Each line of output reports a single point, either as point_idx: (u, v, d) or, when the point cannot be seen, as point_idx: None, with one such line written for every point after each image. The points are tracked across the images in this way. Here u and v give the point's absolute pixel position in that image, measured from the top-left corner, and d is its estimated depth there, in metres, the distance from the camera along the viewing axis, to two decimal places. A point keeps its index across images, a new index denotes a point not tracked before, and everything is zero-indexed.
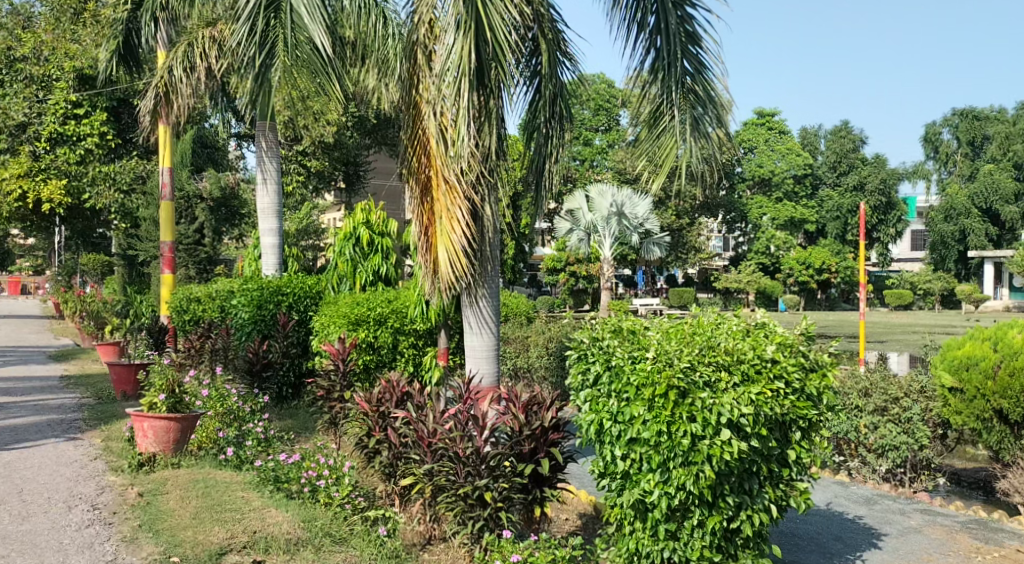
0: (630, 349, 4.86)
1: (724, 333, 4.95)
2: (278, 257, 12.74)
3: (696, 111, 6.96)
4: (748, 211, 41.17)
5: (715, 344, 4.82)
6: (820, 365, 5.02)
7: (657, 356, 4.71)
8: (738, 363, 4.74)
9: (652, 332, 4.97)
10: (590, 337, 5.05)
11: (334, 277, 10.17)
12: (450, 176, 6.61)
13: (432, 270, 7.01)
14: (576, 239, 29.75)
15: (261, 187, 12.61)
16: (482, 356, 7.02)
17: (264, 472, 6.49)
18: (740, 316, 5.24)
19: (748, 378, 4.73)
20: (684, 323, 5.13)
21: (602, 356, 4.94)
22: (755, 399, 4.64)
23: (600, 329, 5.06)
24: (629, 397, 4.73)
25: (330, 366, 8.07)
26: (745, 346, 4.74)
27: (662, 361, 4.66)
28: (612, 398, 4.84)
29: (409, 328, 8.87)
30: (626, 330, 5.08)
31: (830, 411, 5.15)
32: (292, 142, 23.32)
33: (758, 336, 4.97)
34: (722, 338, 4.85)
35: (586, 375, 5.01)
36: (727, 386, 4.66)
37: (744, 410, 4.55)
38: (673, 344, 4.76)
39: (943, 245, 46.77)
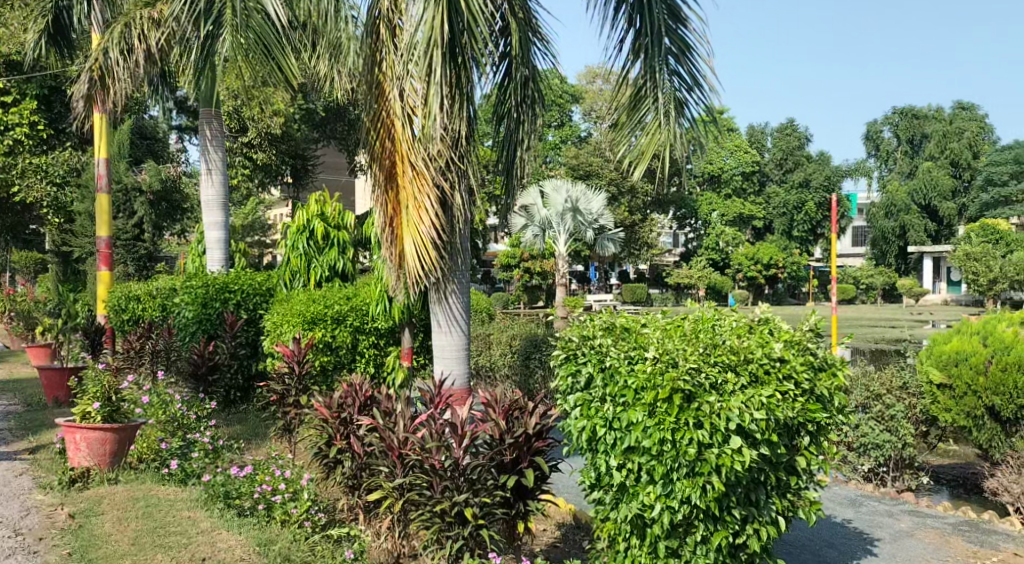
0: (625, 348, 4.41)
1: (726, 330, 4.51)
2: (224, 252, 12.03)
3: (680, 93, 6.51)
4: (698, 207, 41.14)
5: (720, 341, 4.38)
6: (829, 364, 4.60)
7: (658, 355, 4.26)
8: (746, 363, 4.30)
9: (649, 330, 4.53)
10: (580, 335, 4.61)
11: (285, 273, 9.55)
12: (419, 162, 6.17)
13: (397, 263, 6.50)
14: (530, 235, 29.23)
15: (206, 177, 11.91)
16: (451, 355, 6.57)
17: (211, 488, 5.88)
18: (741, 313, 4.80)
19: (757, 380, 4.29)
20: (682, 320, 4.69)
21: (595, 356, 4.49)
22: (768, 403, 4.20)
23: (591, 327, 4.63)
24: (625, 401, 4.29)
25: (284, 368, 7.48)
26: (753, 343, 4.31)
27: (664, 362, 4.22)
28: (606, 404, 4.39)
29: (370, 327, 8.30)
30: (620, 327, 4.64)
31: (840, 413, 4.73)
32: (237, 134, 22.37)
33: (764, 333, 4.54)
34: (727, 336, 4.41)
35: (576, 377, 4.55)
36: (734, 388, 4.21)
37: (757, 416, 4.12)
38: (674, 343, 4.33)
39: (885, 240, 47.50)
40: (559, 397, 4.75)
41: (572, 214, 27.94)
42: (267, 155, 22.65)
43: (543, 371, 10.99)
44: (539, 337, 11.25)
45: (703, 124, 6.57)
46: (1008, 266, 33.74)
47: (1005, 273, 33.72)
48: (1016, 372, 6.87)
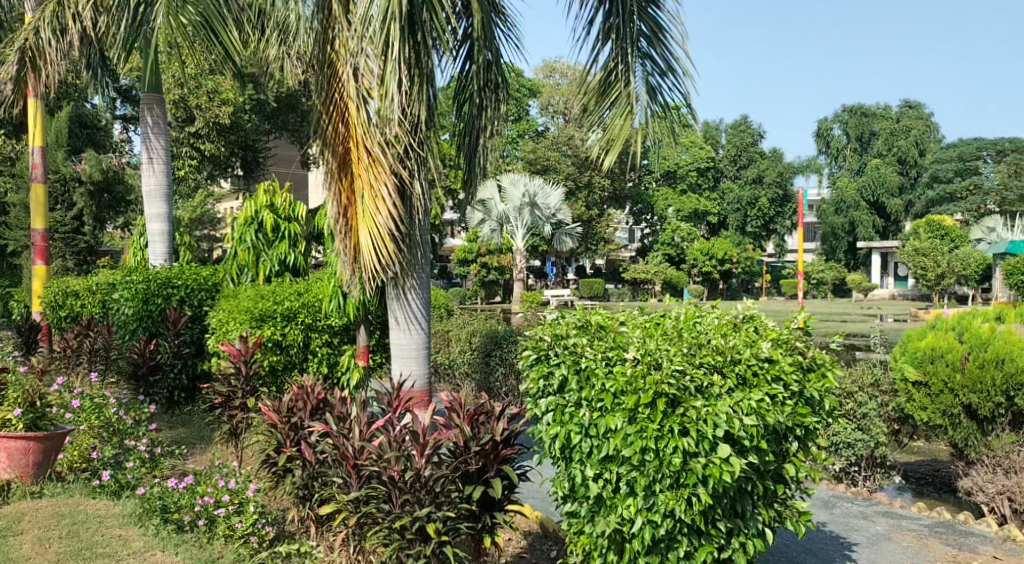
0: (602, 349, 4.10)
1: (712, 328, 4.19)
2: (167, 245, 11.47)
3: (653, 79, 6.19)
4: (654, 203, 41.02)
5: (705, 340, 4.05)
6: (819, 363, 4.27)
7: (638, 356, 3.95)
8: (734, 365, 3.98)
9: (627, 329, 4.20)
10: (552, 334, 4.27)
11: (233, 267, 9.07)
12: (374, 147, 5.77)
13: (351, 256, 6.09)
14: (488, 229, 28.65)
15: (147, 166, 11.33)
16: (410, 355, 6.19)
17: (147, 501, 5.41)
18: (725, 310, 4.49)
19: (745, 382, 3.97)
20: (663, 317, 4.37)
21: (570, 357, 4.15)
22: (759, 409, 3.88)
23: (564, 325, 4.28)
24: (602, 405, 3.96)
25: (229, 369, 7.07)
26: (740, 342, 3.99)
27: (646, 365, 3.90)
28: (581, 409, 4.06)
29: (323, 325, 7.83)
30: (596, 325, 4.29)
31: (829, 417, 4.40)
32: (184, 123, 21.66)
33: (749, 331, 4.23)
34: (712, 334, 4.08)
35: (548, 379, 4.20)
36: (720, 392, 3.88)
37: (747, 421, 3.79)
38: (655, 342, 4.00)
39: (834, 236, 48.32)
40: (529, 402, 4.38)
41: (529, 208, 27.79)
42: (216, 146, 21.96)
43: (503, 369, 10.62)
44: (498, 333, 10.84)
45: (676, 111, 6.25)
46: (953, 261, 34.42)
47: (952, 269, 34.39)
48: (994, 369, 6.64)
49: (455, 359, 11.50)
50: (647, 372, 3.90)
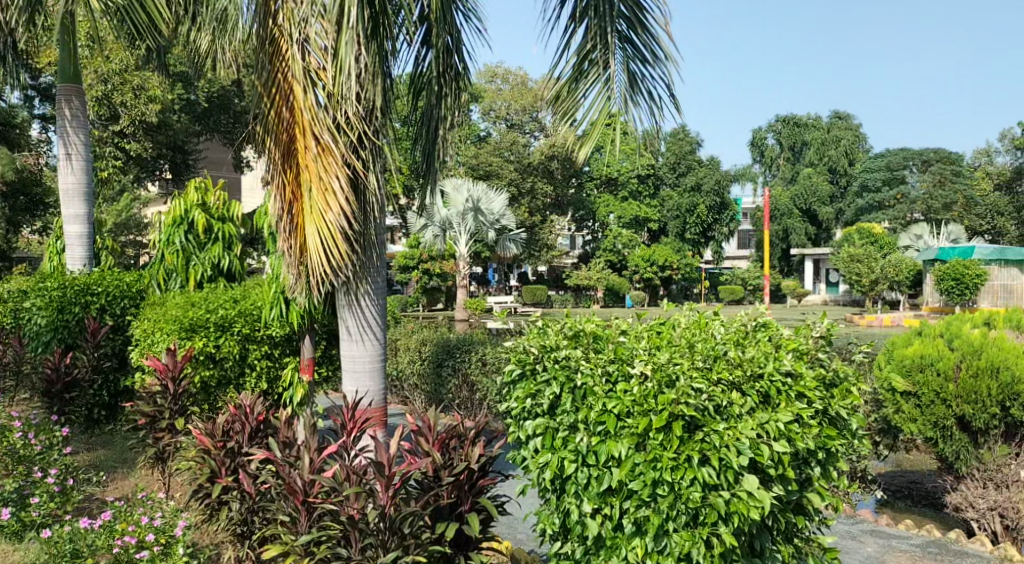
0: (601, 362, 3.78)
1: (726, 337, 3.87)
2: (87, 248, 10.55)
3: (634, 65, 5.56)
4: (595, 209, 40.62)
5: (721, 352, 3.74)
6: (844, 377, 3.84)
7: (647, 372, 3.67)
8: (755, 381, 3.69)
9: (628, 340, 3.86)
10: (539, 345, 3.92)
11: (159, 272, 8.20)
12: (324, 133, 5.19)
13: (297, 257, 5.45)
14: (430, 235, 28.00)
15: (64, 163, 10.49)
16: (363, 368, 5.57)
17: (53, 545, 4.65)
18: (736, 318, 4.09)
19: (766, 400, 3.70)
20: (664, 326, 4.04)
21: (563, 372, 3.80)
22: (788, 433, 3.61)
23: (554, 335, 3.94)
24: (603, 429, 3.67)
25: (155, 386, 6.39)
26: (760, 356, 3.68)
27: (657, 382, 3.64)
28: (577, 434, 3.75)
29: (262, 335, 7.07)
30: (589, 334, 3.94)
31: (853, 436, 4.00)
32: (107, 122, 20.49)
33: (765, 341, 3.86)
34: (728, 344, 3.77)
35: (536, 396, 3.86)
36: (741, 412, 3.63)
37: (777, 446, 3.54)
38: (665, 359, 3.69)
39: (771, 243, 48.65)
40: (511, 424, 4.02)
41: (473, 213, 27.21)
42: (142, 145, 20.86)
43: (456, 380, 9.98)
44: (450, 342, 10.23)
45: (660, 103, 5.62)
46: (887, 267, 34.74)
47: (885, 275, 34.71)
48: (989, 378, 6.21)
49: (403, 370, 10.86)
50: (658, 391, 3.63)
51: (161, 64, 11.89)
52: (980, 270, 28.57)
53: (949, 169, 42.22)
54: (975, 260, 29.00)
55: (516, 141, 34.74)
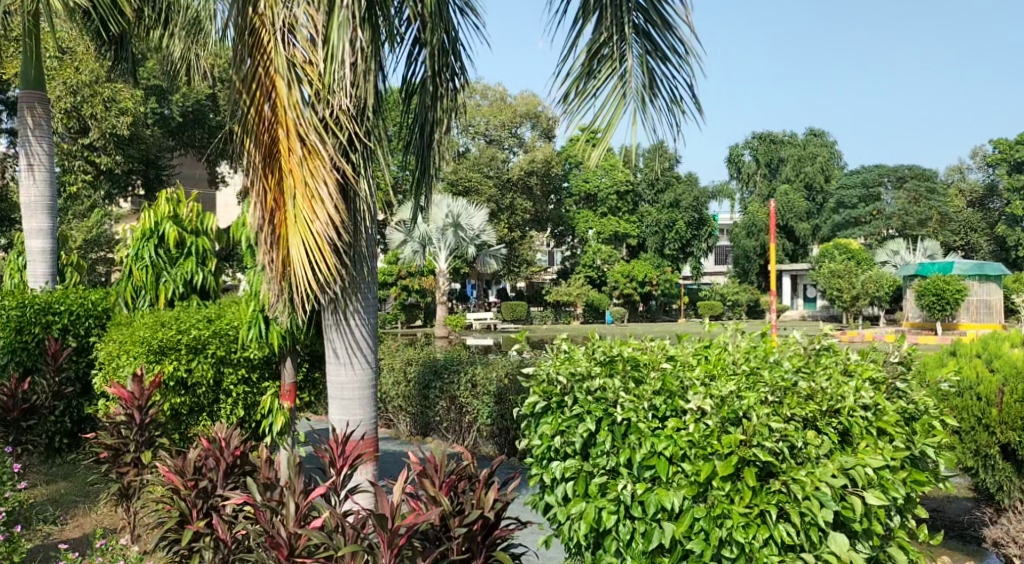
0: (657, 397, 4.16)
1: (793, 367, 4.34)
2: (50, 264, 9.88)
3: (652, 62, 5.00)
4: (575, 225, 40.27)
5: (792, 385, 4.17)
6: (920, 420, 4.46)
7: (717, 408, 4.03)
8: (832, 417, 4.15)
9: (693, 371, 4.24)
10: (568, 375, 4.29)
11: (127, 290, 7.60)
12: (309, 133, 4.64)
13: (279, 272, 4.88)
14: (410, 251, 27.47)
15: (26, 174, 9.86)
16: (352, 396, 5.03)
17: None
18: (790, 343, 4.67)
19: (846, 443, 4.16)
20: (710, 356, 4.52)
21: (601, 404, 4.19)
22: (882, 480, 4.06)
23: (589, 365, 4.32)
24: (661, 476, 4.06)
25: (120, 415, 5.77)
26: (837, 395, 4.14)
27: (727, 424, 4.02)
28: (621, 481, 4.12)
29: (239, 357, 6.44)
30: (629, 360, 4.35)
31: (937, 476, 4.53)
32: (76, 134, 19.76)
33: (839, 369, 4.42)
34: (799, 377, 4.22)
35: (571, 431, 4.24)
36: (816, 456, 4.02)
37: (871, 497, 3.94)
38: (729, 395, 4.07)
39: (746, 259, 47.55)
40: (535, 466, 4.42)
41: (453, 229, 26.79)
42: (112, 159, 20.15)
43: (444, 401, 9.43)
44: (437, 362, 9.66)
45: (682, 104, 5.05)
46: (868, 283, 34.43)
47: (866, 291, 34.34)
48: None
49: (388, 391, 10.29)
50: (727, 430, 4.04)
51: (131, 73, 11.19)
52: (960, 286, 28.33)
53: (924, 186, 42.37)
54: (955, 276, 28.83)
55: (495, 157, 34.43)
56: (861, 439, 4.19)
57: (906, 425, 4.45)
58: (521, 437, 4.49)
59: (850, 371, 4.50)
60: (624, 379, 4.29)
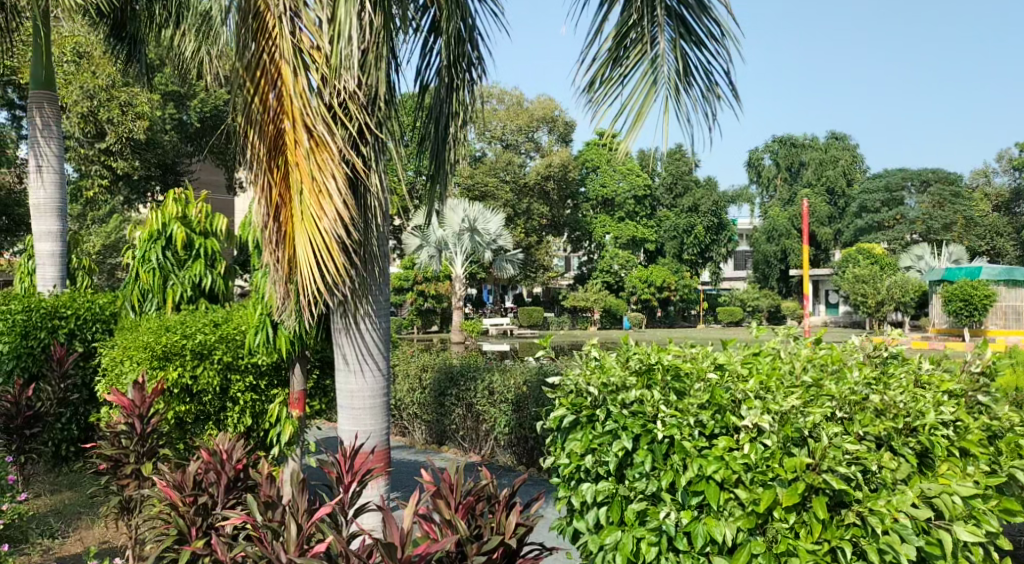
0: (710, 415, 3.98)
1: (863, 378, 4.23)
2: (59, 267, 9.62)
3: (686, 46, 4.66)
4: (592, 230, 39.88)
5: (864, 396, 4.11)
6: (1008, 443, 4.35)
7: (777, 426, 3.85)
8: (910, 435, 4.06)
9: (747, 385, 4.01)
10: (600, 385, 4.13)
11: (133, 293, 7.31)
12: (316, 124, 4.34)
13: (285, 273, 4.58)
14: (426, 256, 27.17)
15: (35, 176, 9.63)
16: (363, 405, 4.73)
17: None
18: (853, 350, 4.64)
19: (928, 469, 4.08)
20: (759, 365, 4.29)
21: (639, 419, 4.03)
22: (974, 512, 3.99)
23: (626, 376, 4.14)
24: (711, 503, 3.90)
25: (120, 425, 5.48)
26: (916, 411, 4.04)
27: (793, 446, 3.86)
28: (663, 508, 3.96)
29: (246, 363, 6.12)
30: (673, 367, 4.18)
31: None
32: (94, 139, 19.63)
33: (922, 383, 4.37)
34: (870, 389, 4.14)
35: (607, 451, 4.07)
36: (893, 483, 3.90)
37: (963, 531, 3.83)
38: (790, 411, 3.88)
39: (766, 264, 46.94)
40: (565, 489, 4.28)
41: (470, 234, 26.53)
42: (129, 163, 20.03)
43: (461, 409, 9.12)
44: (453, 369, 9.33)
45: (719, 92, 4.69)
46: (892, 288, 33.77)
47: (891, 296, 33.66)
48: None
49: (402, 398, 10.00)
50: (789, 452, 3.87)
51: (145, 79, 10.95)
52: (988, 291, 27.68)
53: (947, 190, 41.69)
54: (983, 281, 28.20)
55: (512, 162, 34.11)
56: (942, 460, 4.10)
57: (991, 444, 4.37)
58: (548, 454, 4.35)
59: (924, 382, 4.48)
60: (665, 392, 4.11)
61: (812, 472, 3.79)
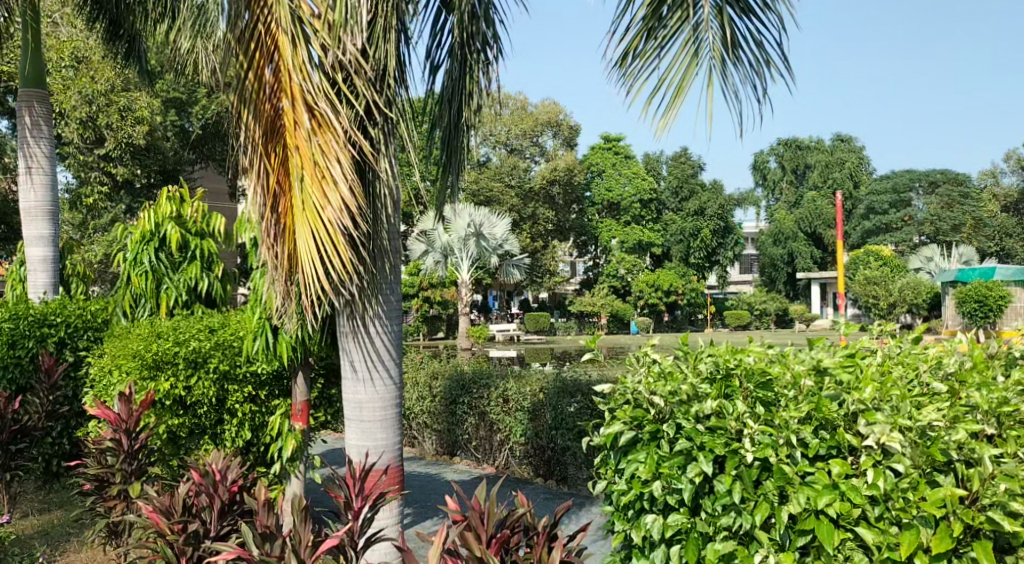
0: (815, 432, 3.56)
1: (1011, 385, 3.82)
2: (52, 273, 9.10)
3: (731, 12, 4.16)
4: (598, 234, 39.41)
5: (1009, 402, 3.71)
6: None
7: (904, 449, 3.41)
8: None
9: (866, 391, 3.59)
10: (665, 395, 3.70)
11: (125, 298, 6.82)
12: (318, 101, 3.84)
13: (285, 270, 4.09)
14: (431, 262, 26.67)
15: (24, 178, 9.07)
16: (373, 418, 4.24)
17: None
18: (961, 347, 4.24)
19: None
20: (860, 370, 3.81)
21: (720, 435, 3.60)
22: None
23: (702, 387, 3.71)
24: (824, 546, 3.46)
25: (106, 441, 5.00)
26: None
27: (928, 475, 3.44)
28: (759, 551, 3.54)
29: (244, 372, 5.61)
30: (761, 372, 3.74)
31: None
32: (93, 145, 19.11)
33: None
34: (1018, 397, 3.74)
35: (679, 477, 3.62)
36: None
37: None
38: (930, 427, 3.45)
39: (773, 267, 46.36)
40: (626, 524, 3.85)
41: (475, 239, 26.09)
42: (129, 170, 19.54)
43: (474, 418, 8.59)
44: (465, 376, 8.83)
45: (774, 65, 4.19)
46: (905, 290, 33.12)
47: (903, 298, 33.04)
48: None
49: (411, 407, 9.47)
50: (931, 480, 3.45)
51: (143, 81, 10.48)
52: (1003, 292, 27.10)
53: (957, 191, 41.24)
54: (996, 281, 27.69)
55: (516, 166, 33.76)
56: None
57: None
58: (601, 478, 3.91)
59: None
60: (751, 404, 3.69)
61: (969, 507, 3.39)
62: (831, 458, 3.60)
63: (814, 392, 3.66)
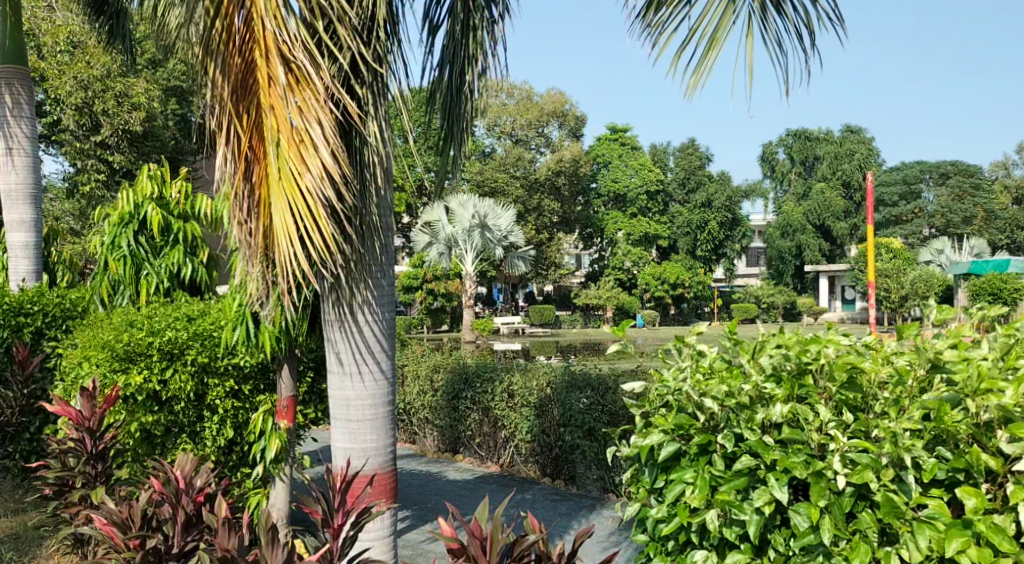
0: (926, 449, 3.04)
1: None
2: (33, 260, 8.38)
3: None
4: (604, 226, 38.84)
5: None
6: None
7: None
8: None
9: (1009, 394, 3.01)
10: (720, 400, 3.22)
11: (102, 285, 6.29)
12: (296, 52, 3.34)
13: (258, 247, 3.57)
14: (435, 253, 26.15)
15: (4, 159, 8.28)
16: (359, 416, 3.74)
17: None
18: None
19: None
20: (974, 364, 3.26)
21: (797, 452, 3.11)
22: None
23: (776, 389, 3.19)
24: None
25: (68, 440, 4.64)
26: None
27: None
28: None
29: (225, 364, 5.09)
30: (846, 369, 3.19)
31: None
32: (89, 132, 18.40)
33: None
34: None
35: (741, 506, 3.15)
36: None
37: None
38: None
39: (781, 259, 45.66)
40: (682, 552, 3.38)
41: (480, 230, 25.56)
42: (126, 157, 18.73)
43: (477, 414, 8.11)
44: (468, 368, 8.32)
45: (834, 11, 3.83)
46: (917, 283, 32.42)
47: (915, 291, 32.36)
48: None
49: (411, 402, 8.97)
50: None
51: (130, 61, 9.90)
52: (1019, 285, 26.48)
53: (968, 182, 40.64)
54: (1012, 274, 27.07)
55: (522, 157, 33.14)
56: None
57: None
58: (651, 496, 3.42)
59: None
60: (834, 408, 3.18)
61: None
62: (951, 484, 3.08)
63: (917, 395, 3.17)
